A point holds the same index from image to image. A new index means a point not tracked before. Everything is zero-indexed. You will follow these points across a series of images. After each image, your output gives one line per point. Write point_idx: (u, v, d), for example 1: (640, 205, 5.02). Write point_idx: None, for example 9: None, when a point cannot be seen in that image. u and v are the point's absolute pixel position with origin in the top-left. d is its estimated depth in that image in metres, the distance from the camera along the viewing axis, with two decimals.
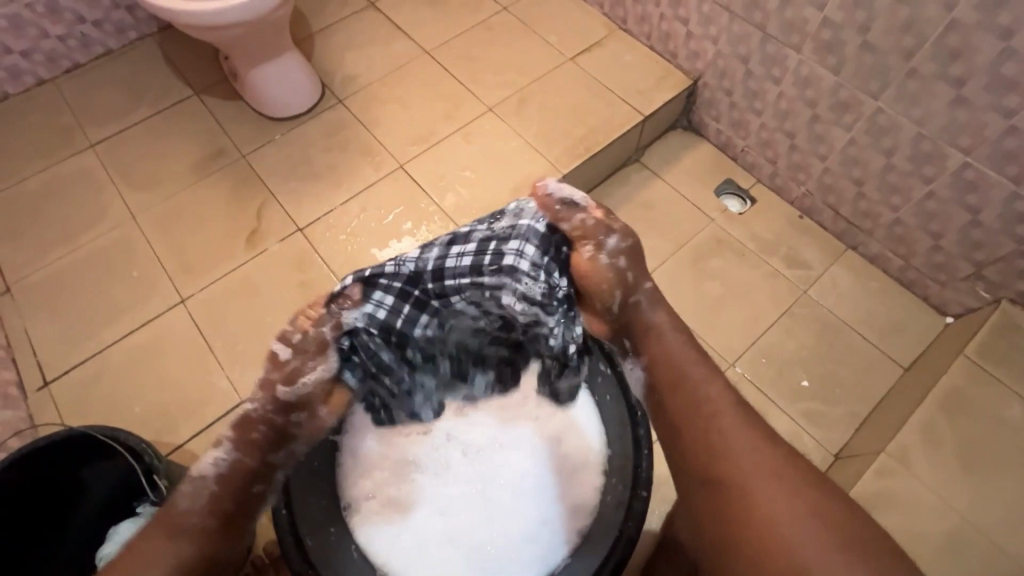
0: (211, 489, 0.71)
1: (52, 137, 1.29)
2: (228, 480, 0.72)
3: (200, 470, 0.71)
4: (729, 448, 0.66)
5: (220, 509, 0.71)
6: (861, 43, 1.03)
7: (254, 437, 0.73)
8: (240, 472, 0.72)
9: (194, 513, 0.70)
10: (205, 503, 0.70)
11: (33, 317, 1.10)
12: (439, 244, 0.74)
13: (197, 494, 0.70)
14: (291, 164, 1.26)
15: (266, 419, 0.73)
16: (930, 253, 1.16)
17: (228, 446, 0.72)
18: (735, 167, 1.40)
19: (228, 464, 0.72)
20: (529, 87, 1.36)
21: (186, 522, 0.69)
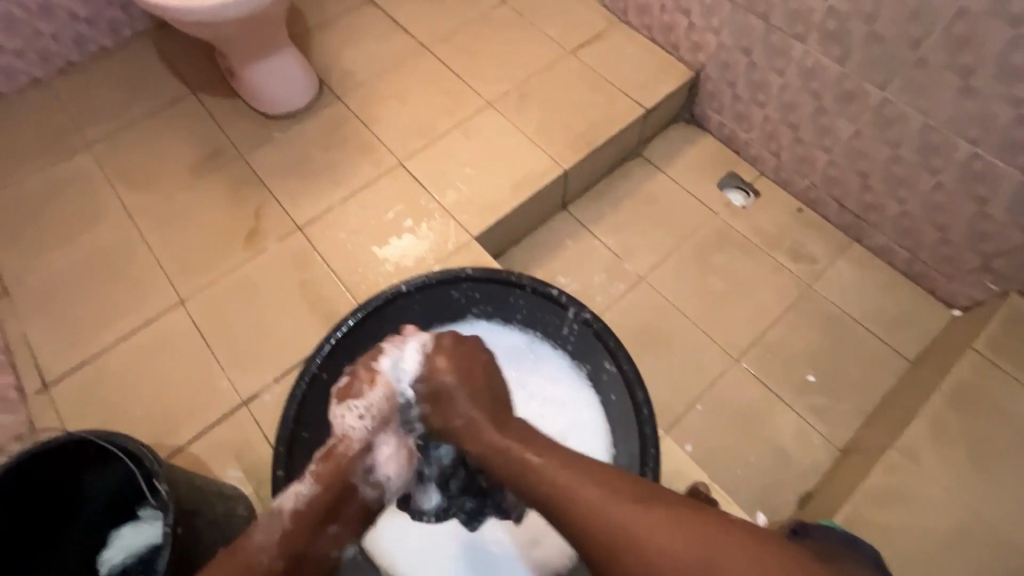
0: (284, 523, 0.63)
1: (48, 137, 1.27)
2: (305, 514, 0.65)
3: (280, 502, 0.65)
4: (573, 491, 0.55)
5: (293, 549, 0.63)
6: (867, 33, 1.01)
7: (332, 496, 0.67)
8: (320, 513, 0.66)
9: (265, 552, 0.61)
10: (282, 540, 0.62)
11: (32, 319, 1.09)
12: (415, 282, 0.91)
13: (273, 526, 0.63)
14: (289, 162, 1.24)
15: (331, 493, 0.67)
16: (936, 246, 1.15)
17: (309, 483, 0.67)
18: (738, 160, 1.38)
19: (309, 498, 0.66)
20: (529, 81, 1.34)
21: (255, 562, 0.60)
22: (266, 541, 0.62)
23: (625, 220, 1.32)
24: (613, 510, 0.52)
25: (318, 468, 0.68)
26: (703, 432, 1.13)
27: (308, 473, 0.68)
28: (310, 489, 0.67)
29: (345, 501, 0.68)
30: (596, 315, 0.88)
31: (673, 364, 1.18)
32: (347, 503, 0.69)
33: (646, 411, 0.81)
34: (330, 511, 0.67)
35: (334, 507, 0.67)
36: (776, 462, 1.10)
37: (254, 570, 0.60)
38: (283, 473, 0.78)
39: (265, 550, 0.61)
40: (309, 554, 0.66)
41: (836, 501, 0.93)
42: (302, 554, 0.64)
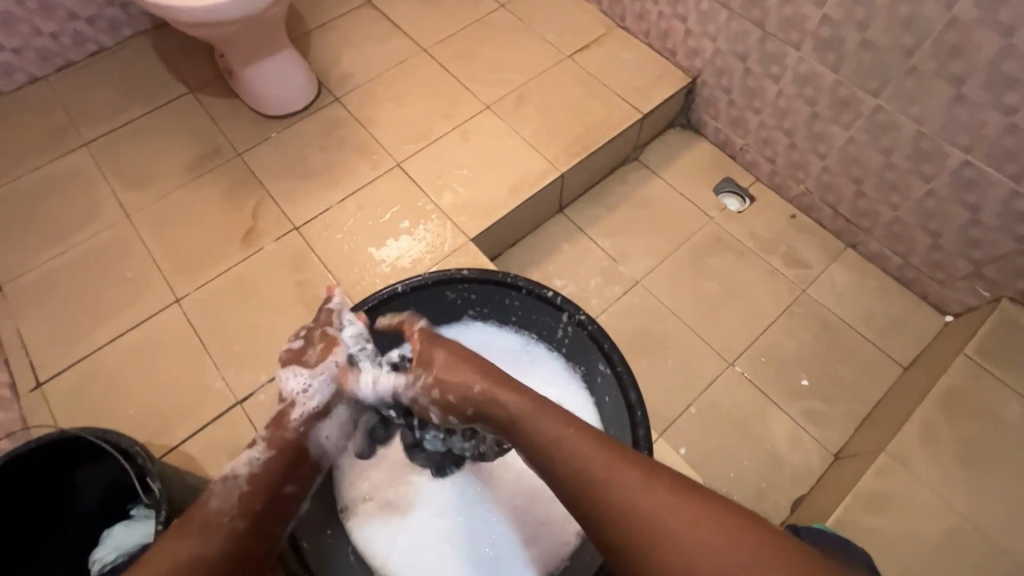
0: (242, 488, 0.68)
1: (45, 135, 1.27)
2: (259, 478, 0.69)
3: (233, 470, 0.69)
4: (634, 502, 0.55)
5: (252, 508, 0.68)
6: (860, 41, 1.03)
7: (286, 454, 0.72)
8: (275, 473, 0.71)
9: (224, 514, 0.65)
10: (238, 502, 0.67)
11: (26, 317, 1.09)
12: (410, 282, 0.92)
13: (230, 493, 0.67)
14: (287, 163, 1.25)
15: (284, 454, 0.72)
16: (929, 252, 1.16)
17: (262, 447, 0.71)
18: (734, 166, 1.39)
19: (262, 462, 0.70)
20: (527, 85, 1.35)
21: (217, 523, 0.64)
22: (223, 505, 0.66)
23: (621, 223, 1.33)
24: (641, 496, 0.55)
25: (267, 434, 0.72)
26: (697, 435, 1.13)
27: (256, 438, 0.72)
28: (262, 454, 0.71)
29: (299, 460, 0.73)
30: (591, 317, 0.90)
31: (668, 367, 1.19)
32: (302, 463, 0.74)
33: (640, 413, 0.82)
34: (282, 472, 0.71)
35: (285, 469, 0.72)
36: (769, 465, 1.11)
37: (215, 530, 0.64)
38: None
39: (221, 513, 0.65)
40: (269, 516, 0.70)
41: (828, 505, 0.94)
42: (260, 514, 0.68)
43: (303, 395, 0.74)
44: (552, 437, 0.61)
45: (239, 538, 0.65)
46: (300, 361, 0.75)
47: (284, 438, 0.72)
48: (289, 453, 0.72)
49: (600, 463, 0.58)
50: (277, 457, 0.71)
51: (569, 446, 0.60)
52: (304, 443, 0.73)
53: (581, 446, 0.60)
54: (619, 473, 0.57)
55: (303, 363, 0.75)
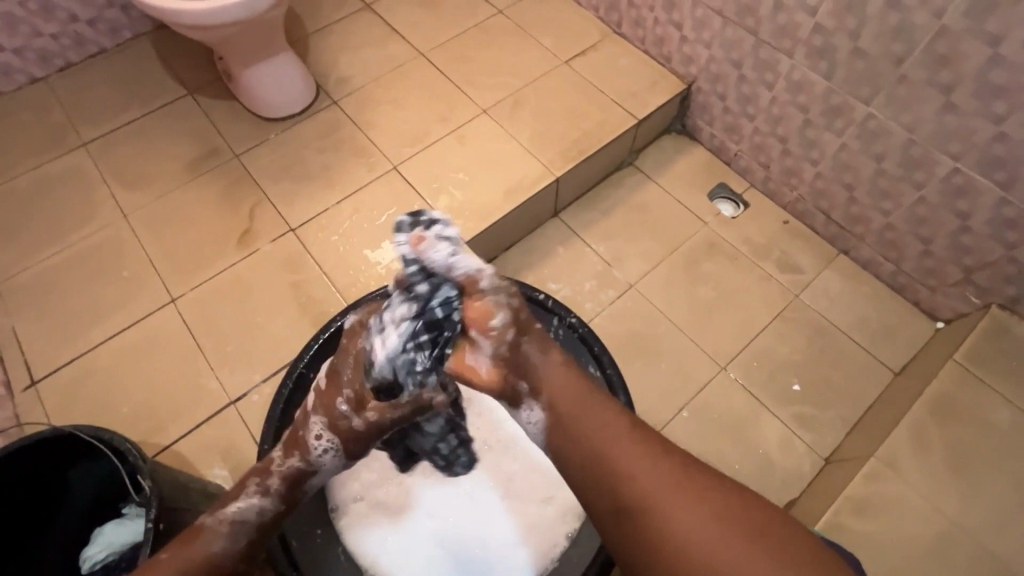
0: (248, 534, 0.71)
1: (44, 135, 1.28)
2: (264, 527, 0.73)
3: (241, 515, 0.71)
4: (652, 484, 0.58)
5: (249, 553, 0.71)
6: (852, 49, 1.04)
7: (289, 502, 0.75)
8: (274, 521, 0.74)
9: (229, 558, 0.69)
10: (242, 548, 0.70)
11: (22, 315, 1.10)
12: None
13: (236, 537, 0.70)
14: (284, 165, 1.26)
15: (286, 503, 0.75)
16: (920, 258, 1.17)
17: (274, 499, 0.73)
18: (729, 171, 1.40)
19: (269, 514, 0.73)
20: (524, 90, 1.36)
21: (221, 566, 0.68)
22: (226, 551, 0.69)
23: (616, 227, 1.34)
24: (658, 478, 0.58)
25: (284, 490, 0.74)
26: (689, 439, 1.14)
27: (272, 485, 0.73)
28: (273, 506, 0.73)
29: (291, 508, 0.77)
30: (581, 320, 0.91)
31: (661, 371, 1.19)
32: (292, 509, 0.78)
33: None
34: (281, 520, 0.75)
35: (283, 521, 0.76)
36: (761, 470, 1.11)
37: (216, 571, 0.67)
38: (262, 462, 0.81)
39: (224, 556, 0.68)
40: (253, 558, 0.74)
41: (818, 509, 0.94)
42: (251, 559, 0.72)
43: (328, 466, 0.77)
44: (572, 413, 0.66)
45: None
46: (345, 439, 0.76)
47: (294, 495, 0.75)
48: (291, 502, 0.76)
49: (610, 437, 0.62)
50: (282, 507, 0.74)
51: (586, 421, 0.65)
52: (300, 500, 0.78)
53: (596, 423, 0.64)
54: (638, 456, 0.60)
55: (346, 445, 0.76)
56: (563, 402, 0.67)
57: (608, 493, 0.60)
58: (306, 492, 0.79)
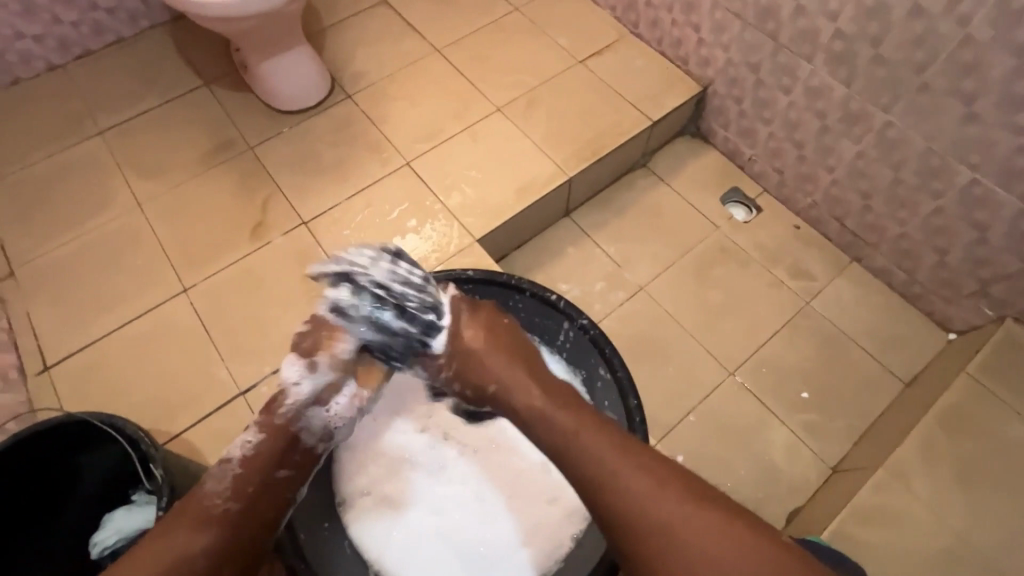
0: (234, 471, 0.71)
1: (61, 122, 1.29)
2: (251, 462, 0.72)
3: (227, 455, 0.72)
4: (624, 479, 0.60)
5: (243, 491, 0.70)
6: (873, 56, 1.03)
7: (280, 428, 0.75)
8: (266, 457, 0.73)
9: (218, 497, 0.69)
10: (231, 486, 0.70)
11: (36, 300, 1.11)
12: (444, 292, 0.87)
13: (223, 475, 0.71)
14: (298, 158, 1.26)
15: (276, 434, 0.74)
16: (935, 269, 1.16)
17: (258, 433, 0.74)
18: (742, 176, 1.40)
19: (254, 448, 0.73)
20: (539, 88, 1.36)
21: (211, 505, 0.68)
22: (216, 488, 0.69)
23: (627, 229, 1.33)
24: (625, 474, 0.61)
25: (264, 421, 0.75)
26: (695, 444, 1.13)
27: (254, 422, 0.76)
28: (256, 439, 0.74)
29: (289, 447, 0.75)
30: (593, 322, 0.91)
31: (669, 375, 1.19)
32: (293, 449, 0.75)
33: (638, 419, 0.83)
34: (277, 458, 0.74)
35: (280, 455, 0.74)
36: (766, 476, 1.11)
37: (208, 513, 0.67)
38: None
39: (213, 495, 0.68)
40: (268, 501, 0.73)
41: (825, 518, 0.94)
42: (254, 500, 0.71)
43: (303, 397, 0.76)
44: (615, 475, 0.61)
45: (233, 518, 0.68)
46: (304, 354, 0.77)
47: (275, 424, 0.75)
48: (278, 436, 0.74)
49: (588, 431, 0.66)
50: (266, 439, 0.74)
51: (630, 482, 0.60)
52: (296, 432, 0.76)
53: (641, 482, 0.60)
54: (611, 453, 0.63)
55: (311, 361, 0.77)
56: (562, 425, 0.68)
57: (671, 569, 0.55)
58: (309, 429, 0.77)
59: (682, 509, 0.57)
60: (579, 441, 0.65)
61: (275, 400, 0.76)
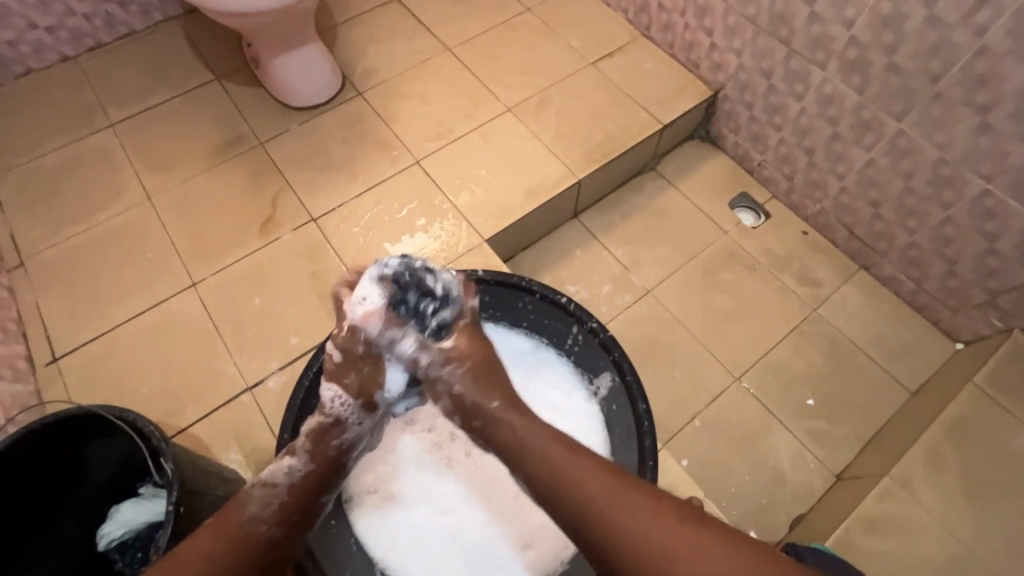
0: (280, 499, 0.68)
1: (72, 114, 1.30)
2: (297, 490, 0.70)
3: (271, 478, 0.69)
4: (608, 516, 0.58)
5: (289, 517, 0.68)
6: (886, 64, 1.03)
7: (327, 453, 0.72)
8: (310, 483, 0.71)
9: (263, 523, 0.66)
10: (276, 512, 0.67)
11: (45, 292, 1.11)
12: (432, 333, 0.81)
13: (266, 501, 0.67)
14: (308, 155, 1.26)
15: (324, 458, 0.72)
16: (943, 278, 1.16)
17: (302, 459, 0.71)
18: (751, 181, 1.40)
19: (301, 475, 0.70)
20: (549, 89, 1.35)
21: (254, 533, 0.65)
22: (258, 517, 0.66)
23: (634, 232, 1.33)
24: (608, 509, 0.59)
25: (309, 446, 0.72)
26: (700, 449, 1.13)
27: (297, 445, 0.72)
28: (302, 465, 0.71)
29: (330, 472, 0.73)
30: (602, 325, 0.90)
31: (675, 379, 1.19)
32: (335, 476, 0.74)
33: (647, 423, 0.82)
34: (321, 484, 0.72)
35: (322, 480, 0.72)
36: (771, 482, 1.11)
37: (252, 540, 0.65)
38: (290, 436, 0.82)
39: (257, 524, 0.65)
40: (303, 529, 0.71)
41: (829, 526, 0.94)
42: (295, 525, 0.69)
43: (355, 425, 0.74)
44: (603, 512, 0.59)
45: (275, 544, 0.67)
46: (345, 382, 0.73)
47: (326, 452, 0.72)
48: (325, 463, 0.72)
49: (564, 463, 0.63)
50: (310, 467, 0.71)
51: (613, 511, 0.58)
52: (342, 459, 0.74)
53: (622, 510, 0.58)
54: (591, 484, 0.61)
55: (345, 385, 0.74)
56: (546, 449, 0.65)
57: None
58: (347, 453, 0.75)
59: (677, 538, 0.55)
60: (557, 470, 0.63)
61: (320, 426, 0.73)
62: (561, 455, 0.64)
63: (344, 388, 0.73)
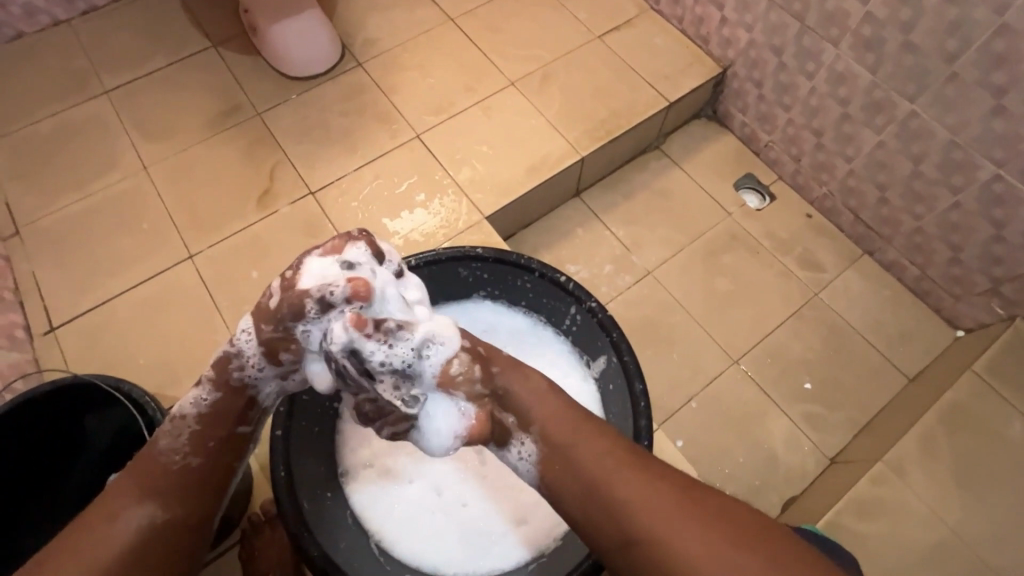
0: (191, 427, 0.69)
1: (65, 80, 1.27)
2: (206, 417, 0.69)
3: (180, 410, 0.69)
4: (610, 478, 0.60)
5: (202, 446, 0.69)
6: (902, 43, 0.99)
7: (231, 384, 0.70)
8: (220, 414, 0.70)
9: (175, 453, 0.68)
10: (188, 441, 0.68)
11: (41, 261, 1.10)
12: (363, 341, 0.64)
13: (177, 432, 0.68)
14: (307, 126, 1.24)
15: (231, 391, 0.70)
16: (947, 265, 1.15)
17: (208, 389, 0.70)
18: (757, 162, 1.37)
19: (208, 404, 0.70)
20: (554, 63, 1.32)
21: (170, 461, 0.67)
22: (170, 446, 0.68)
23: (636, 212, 1.31)
24: (611, 474, 0.60)
25: (213, 377, 0.70)
26: (695, 430, 1.14)
27: (203, 376, 0.71)
28: (208, 395, 0.70)
29: (242, 404, 0.71)
30: (601, 305, 0.88)
31: (673, 361, 1.19)
32: (250, 408, 0.72)
33: (643, 404, 0.80)
34: (230, 417, 0.71)
35: (231, 413, 0.71)
36: (764, 465, 1.12)
37: (167, 470, 0.67)
38: (286, 407, 0.80)
39: (169, 454, 0.67)
40: (223, 454, 0.71)
41: (822, 508, 0.94)
42: (215, 452, 0.70)
43: (255, 369, 0.70)
44: (607, 478, 0.60)
45: (193, 471, 0.68)
46: (259, 325, 0.68)
47: (229, 382, 0.70)
48: (233, 396, 0.70)
49: (574, 429, 0.65)
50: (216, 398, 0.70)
51: (615, 475, 0.60)
52: (248, 392, 0.71)
53: (625, 474, 0.60)
54: (593, 452, 0.63)
55: (258, 327, 0.68)
56: (557, 420, 0.66)
57: (659, 557, 0.55)
58: (254, 391, 0.71)
59: (676, 504, 0.57)
60: (564, 435, 0.64)
61: (224, 355, 0.69)
62: (570, 421, 0.66)
63: (256, 329, 0.68)
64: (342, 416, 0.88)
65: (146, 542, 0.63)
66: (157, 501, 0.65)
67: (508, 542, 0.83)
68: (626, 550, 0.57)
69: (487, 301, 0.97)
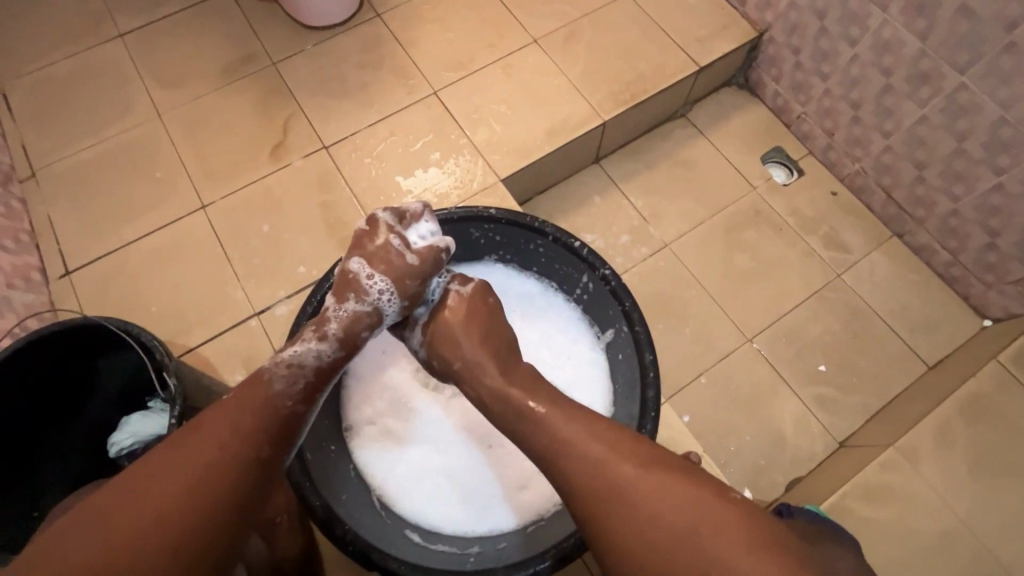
0: (309, 377, 0.68)
1: (81, 22, 1.24)
2: (323, 372, 0.70)
3: (297, 359, 0.68)
4: (583, 451, 0.59)
5: (312, 398, 0.68)
6: (958, 7, 0.92)
7: (352, 341, 0.74)
8: (333, 369, 0.72)
9: (290, 399, 0.65)
10: (303, 390, 0.67)
11: (57, 205, 1.10)
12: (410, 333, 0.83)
13: (296, 379, 0.67)
14: (321, 78, 1.20)
15: (351, 346, 0.74)
16: (981, 251, 1.10)
17: (332, 344, 0.72)
18: (787, 135, 1.31)
19: (329, 359, 0.71)
20: (580, 21, 1.26)
21: (281, 406, 0.64)
22: (285, 392, 0.65)
23: (657, 182, 1.27)
24: (583, 447, 0.60)
25: (340, 333, 0.73)
26: (703, 406, 1.12)
27: (329, 331, 0.72)
28: (332, 351, 0.72)
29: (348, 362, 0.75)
30: (615, 273, 0.84)
31: (685, 335, 1.17)
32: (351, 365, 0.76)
33: (652, 375, 0.79)
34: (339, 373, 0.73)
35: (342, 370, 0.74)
36: (771, 445, 1.10)
37: (278, 412, 0.64)
38: None
39: (284, 399, 0.65)
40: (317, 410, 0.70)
41: (828, 490, 0.93)
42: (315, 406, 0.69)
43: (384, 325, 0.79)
44: (580, 451, 0.60)
45: (297, 421, 0.66)
46: (407, 282, 0.78)
47: (352, 340, 0.74)
48: (346, 352, 0.73)
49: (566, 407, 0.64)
50: (338, 352, 0.72)
51: (586, 446, 0.60)
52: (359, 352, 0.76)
53: (597, 446, 0.59)
54: (567, 427, 0.62)
55: (401, 285, 0.77)
56: None
57: (627, 532, 0.54)
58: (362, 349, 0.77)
59: (644, 479, 0.56)
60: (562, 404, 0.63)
61: (355, 314, 0.75)
62: None
63: (400, 286, 0.77)
64: (348, 373, 0.89)
65: (249, 474, 0.58)
66: (264, 437, 0.61)
67: (506, 507, 0.83)
68: (596, 526, 0.56)
69: (498, 264, 0.96)
